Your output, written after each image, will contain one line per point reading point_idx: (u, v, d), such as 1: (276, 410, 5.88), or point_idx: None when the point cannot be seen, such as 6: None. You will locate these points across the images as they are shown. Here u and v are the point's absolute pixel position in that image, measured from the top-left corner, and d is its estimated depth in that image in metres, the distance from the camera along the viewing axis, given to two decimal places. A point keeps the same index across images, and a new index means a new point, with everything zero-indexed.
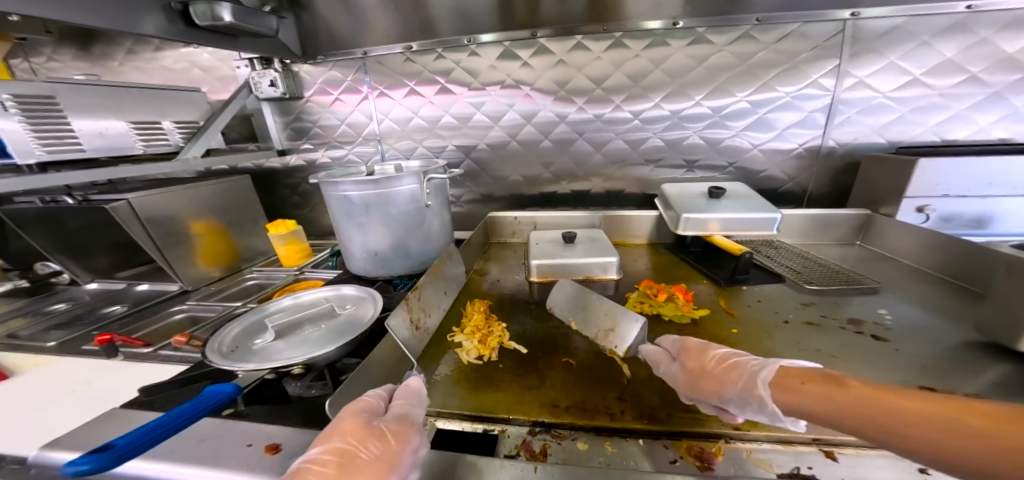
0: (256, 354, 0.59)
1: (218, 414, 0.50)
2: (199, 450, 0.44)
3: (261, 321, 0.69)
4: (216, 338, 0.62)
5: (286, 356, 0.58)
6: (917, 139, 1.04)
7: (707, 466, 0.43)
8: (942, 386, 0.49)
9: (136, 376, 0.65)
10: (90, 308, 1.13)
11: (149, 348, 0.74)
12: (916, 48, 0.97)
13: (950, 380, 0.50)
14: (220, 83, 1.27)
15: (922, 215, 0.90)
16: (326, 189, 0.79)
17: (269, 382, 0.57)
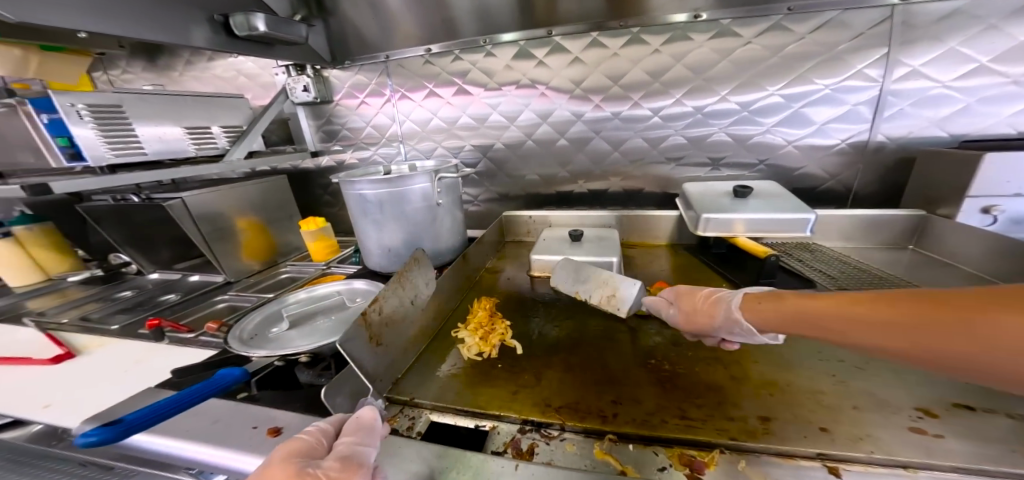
0: (274, 342, 0.65)
1: (233, 397, 0.56)
2: (213, 431, 0.49)
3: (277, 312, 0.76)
4: (237, 327, 0.69)
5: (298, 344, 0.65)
6: (986, 132, 0.92)
7: (696, 477, 0.40)
8: (983, 407, 0.43)
9: (176, 358, 0.73)
10: (150, 296, 1.27)
11: (190, 333, 0.82)
12: (981, 32, 0.86)
13: (997, 403, 0.44)
14: (262, 90, 1.38)
15: (988, 217, 0.79)
16: (345, 188, 0.83)
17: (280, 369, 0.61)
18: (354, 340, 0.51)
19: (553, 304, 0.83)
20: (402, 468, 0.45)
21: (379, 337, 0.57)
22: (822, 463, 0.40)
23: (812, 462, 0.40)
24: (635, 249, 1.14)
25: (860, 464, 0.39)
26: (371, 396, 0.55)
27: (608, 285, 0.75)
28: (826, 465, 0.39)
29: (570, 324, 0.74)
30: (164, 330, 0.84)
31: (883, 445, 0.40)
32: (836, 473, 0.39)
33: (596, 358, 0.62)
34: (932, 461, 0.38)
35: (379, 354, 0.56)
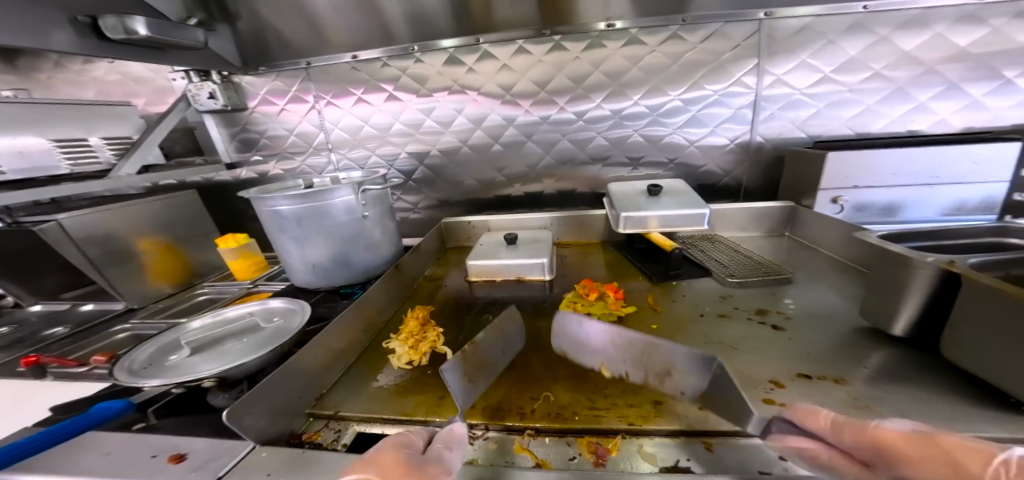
0: (170, 370, 0.58)
1: (127, 428, 0.51)
2: (102, 463, 0.45)
3: (180, 338, 0.67)
4: (126, 357, 0.60)
5: (202, 369, 0.58)
6: (834, 132, 1.11)
7: (600, 462, 0.45)
8: (827, 374, 0.52)
9: (61, 396, 0.64)
10: (31, 331, 1.08)
11: (81, 368, 0.72)
12: (824, 46, 1.04)
13: (836, 368, 0.53)
14: (156, 95, 1.24)
15: (837, 206, 0.96)
16: (258, 204, 0.78)
17: (184, 396, 0.58)
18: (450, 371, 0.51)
19: (488, 308, 0.86)
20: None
21: (470, 373, 0.55)
22: (699, 439, 0.46)
23: (689, 438, 0.46)
24: (570, 248, 1.20)
25: (727, 438, 0.45)
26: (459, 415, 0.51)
27: (658, 359, 0.53)
28: (702, 442, 0.45)
29: None
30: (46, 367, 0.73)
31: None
32: (709, 448, 0.45)
33: (517, 356, 0.67)
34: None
35: (468, 391, 0.54)
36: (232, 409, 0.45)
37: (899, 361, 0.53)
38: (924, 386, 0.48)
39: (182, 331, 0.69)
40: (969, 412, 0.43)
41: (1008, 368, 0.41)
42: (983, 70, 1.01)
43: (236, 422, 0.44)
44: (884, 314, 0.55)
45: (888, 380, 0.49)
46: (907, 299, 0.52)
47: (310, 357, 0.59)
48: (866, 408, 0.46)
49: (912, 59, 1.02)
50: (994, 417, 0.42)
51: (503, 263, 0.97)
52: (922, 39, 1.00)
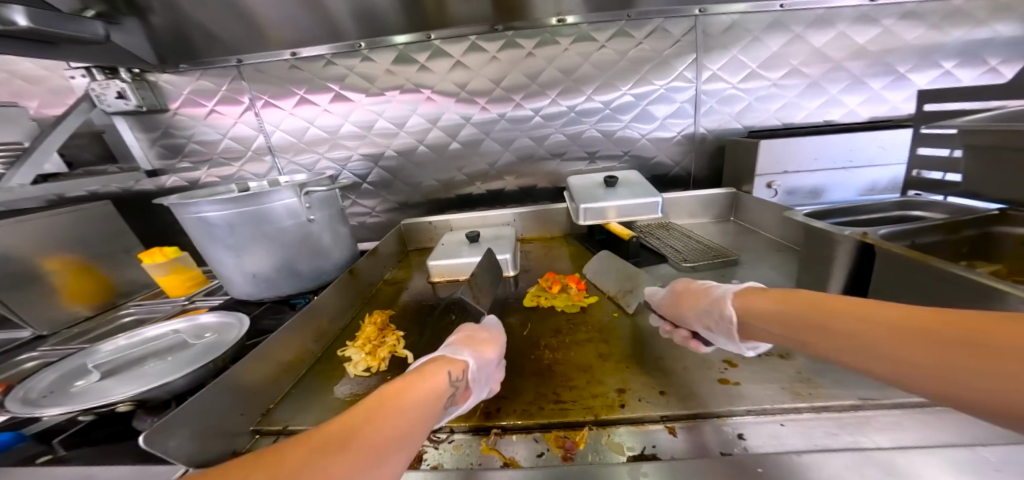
0: (75, 398, 0.50)
1: (30, 462, 0.44)
2: None
3: (93, 362, 0.59)
4: (23, 386, 0.52)
5: (112, 394, 0.50)
6: (766, 124, 1.20)
7: (569, 456, 0.44)
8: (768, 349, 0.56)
9: None
10: None
11: None
12: (751, 43, 1.12)
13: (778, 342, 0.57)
14: (53, 96, 1.08)
15: (772, 190, 1.04)
16: (179, 212, 0.70)
17: (97, 423, 0.50)
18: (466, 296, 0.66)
19: None
20: None
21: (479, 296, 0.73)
22: (663, 424, 0.46)
23: (656, 424, 0.47)
24: (534, 243, 1.20)
25: (689, 419, 0.46)
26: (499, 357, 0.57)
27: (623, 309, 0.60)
28: (666, 426, 0.46)
29: (466, 325, 0.75)
30: None
31: (701, 400, 0.48)
32: (673, 431, 0.45)
33: None
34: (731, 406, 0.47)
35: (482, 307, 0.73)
36: (152, 431, 0.39)
37: None
38: None
39: (97, 354, 0.61)
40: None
41: None
42: (881, 65, 1.13)
43: (154, 449, 0.39)
44: (816, 287, 0.60)
45: None
46: (833, 272, 0.56)
47: (253, 373, 0.54)
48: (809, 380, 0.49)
49: (824, 56, 1.13)
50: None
51: (464, 262, 0.94)
52: (830, 37, 1.11)
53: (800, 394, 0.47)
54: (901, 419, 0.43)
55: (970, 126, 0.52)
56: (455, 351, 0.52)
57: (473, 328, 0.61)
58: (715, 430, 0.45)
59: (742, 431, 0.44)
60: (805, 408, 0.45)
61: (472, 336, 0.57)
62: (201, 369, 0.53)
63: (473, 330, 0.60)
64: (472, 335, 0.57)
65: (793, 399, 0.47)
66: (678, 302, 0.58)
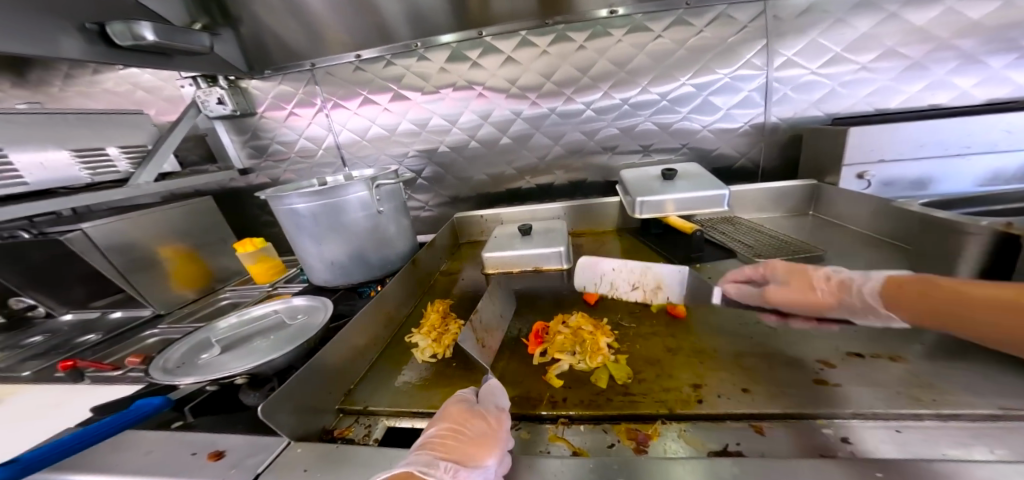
0: (205, 368, 0.56)
1: (165, 427, 0.51)
2: (146, 461, 0.45)
3: (211, 337, 0.66)
4: (161, 356, 0.59)
5: (229, 367, 0.56)
6: (851, 110, 1.07)
7: (642, 449, 0.42)
8: (874, 353, 0.50)
9: (96, 396, 0.63)
10: (66, 338, 1.07)
11: (116, 369, 0.71)
12: (831, 25, 1.01)
13: (886, 347, 0.51)
14: (168, 104, 1.23)
15: (863, 181, 0.93)
16: (274, 203, 0.79)
17: (217, 393, 0.56)
18: (467, 336, 0.55)
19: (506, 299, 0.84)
20: (377, 454, 0.43)
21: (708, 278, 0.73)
22: (748, 423, 0.43)
23: (739, 423, 0.44)
24: (584, 237, 1.18)
25: (779, 419, 0.43)
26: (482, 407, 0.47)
27: (651, 277, 0.72)
28: (751, 425, 0.43)
29: (526, 316, 0.75)
30: (84, 370, 0.73)
31: (795, 400, 0.44)
32: (760, 431, 0.42)
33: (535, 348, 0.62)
34: (833, 410, 0.42)
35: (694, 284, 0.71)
36: (267, 400, 0.44)
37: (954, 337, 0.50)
38: (993, 364, 0.45)
39: (212, 331, 0.68)
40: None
41: None
42: (1004, 40, 0.96)
43: (270, 420, 0.44)
44: None
45: (945, 358, 0.47)
46: (958, 269, 0.49)
47: (335, 352, 0.58)
48: (928, 384, 0.43)
49: (924, 35, 0.98)
50: None
51: (519, 254, 0.95)
52: (935, 12, 0.97)
53: (921, 399, 0.42)
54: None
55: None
56: (429, 468, 0.38)
57: (464, 412, 0.45)
58: (812, 435, 0.40)
59: (846, 435, 0.40)
60: (928, 415, 0.40)
61: (459, 431, 0.43)
62: (299, 347, 0.59)
63: (462, 417, 0.44)
64: (455, 431, 0.43)
65: (910, 403, 0.41)
66: (799, 289, 0.57)
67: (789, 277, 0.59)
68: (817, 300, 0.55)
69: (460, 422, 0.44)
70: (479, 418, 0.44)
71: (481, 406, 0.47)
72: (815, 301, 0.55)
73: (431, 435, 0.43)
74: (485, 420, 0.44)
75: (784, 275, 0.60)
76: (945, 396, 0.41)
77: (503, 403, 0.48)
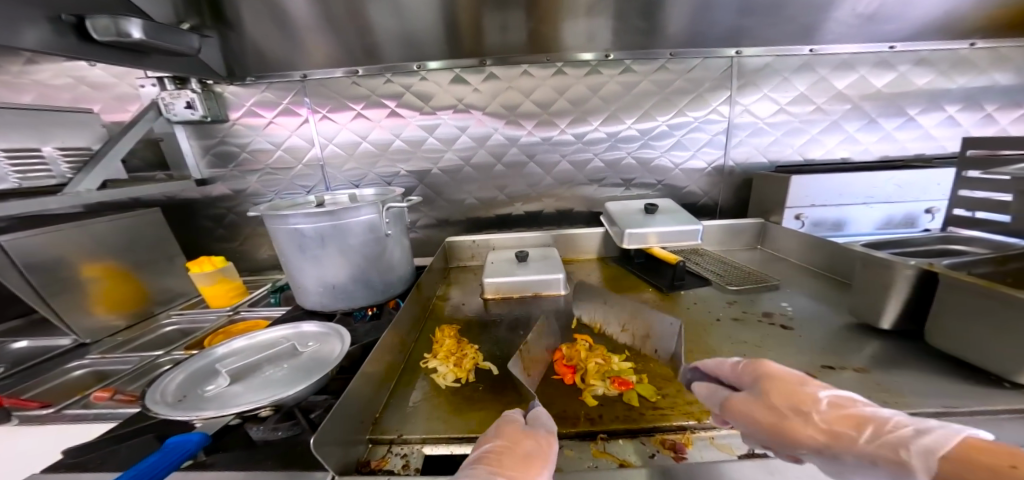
0: (212, 401, 0.51)
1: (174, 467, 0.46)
2: None
3: (210, 364, 0.60)
4: (155, 387, 0.53)
5: (247, 399, 0.51)
6: (788, 158, 1.31)
7: (682, 456, 0.48)
8: (838, 364, 0.61)
9: (43, 442, 0.53)
10: None
11: (52, 408, 0.59)
12: (780, 82, 1.24)
13: (844, 358, 0.63)
14: (116, 102, 1.11)
15: (799, 221, 1.13)
16: (272, 221, 0.74)
17: (229, 428, 0.52)
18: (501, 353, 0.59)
19: (512, 324, 0.85)
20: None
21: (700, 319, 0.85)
22: None
23: None
24: (571, 264, 1.25)
25: None
26: (535, 427, 0.48)
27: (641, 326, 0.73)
28: None
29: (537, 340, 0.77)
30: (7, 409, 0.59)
31: None
32: None
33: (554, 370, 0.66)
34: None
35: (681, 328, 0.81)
36: (317, 431, 0.43)
37: (891, 350, 0.64)
38: (922, 371, 0.58)
39: (211, 357, 0.62)
40: (962, 388, 0.54)
41: (986, 346, 0.52)
42: (893, 108, 1.27)
43: (318, 452, 0.42)
44: (872, 311, 0.66)
45: (887, 367, 0.60)
46: (892, 297, 0.63)
47: (365, 380, 0.56)
48: (890, 391, 0.55)
49: (842, 97, 1.26)
50: (988, 392, 0.53)
51: (520, 279, 0.98)
52: (851, 79, 1.24)
53: (889, 402, 0.53)
54: (980, 425, 0.49)
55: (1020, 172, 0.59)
56: None
57: (519, 432, 0.47)
58: None
59: None
60: None
61: (511, 448, 0.44)
62: (323, 377, 0.55)
63: (516, 436, 0.46)
64: (507, 448, 0.44)
65: (883, 406, 0.52)
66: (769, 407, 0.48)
67: (771, 382, 0.50)
68: (801, 434, 0.45)
69: (512, 441, 0.45)
70: (532, 440, 0.45)
71: (532, 428, 0.48)
72: (796, 435, 0.45)
73: (486, 449, 0.46)
74: (536, 442, 0.45)
75: (760, 382, 0.51)
76: (901, 399, 0.53)
77: (552, 426, 0.50)
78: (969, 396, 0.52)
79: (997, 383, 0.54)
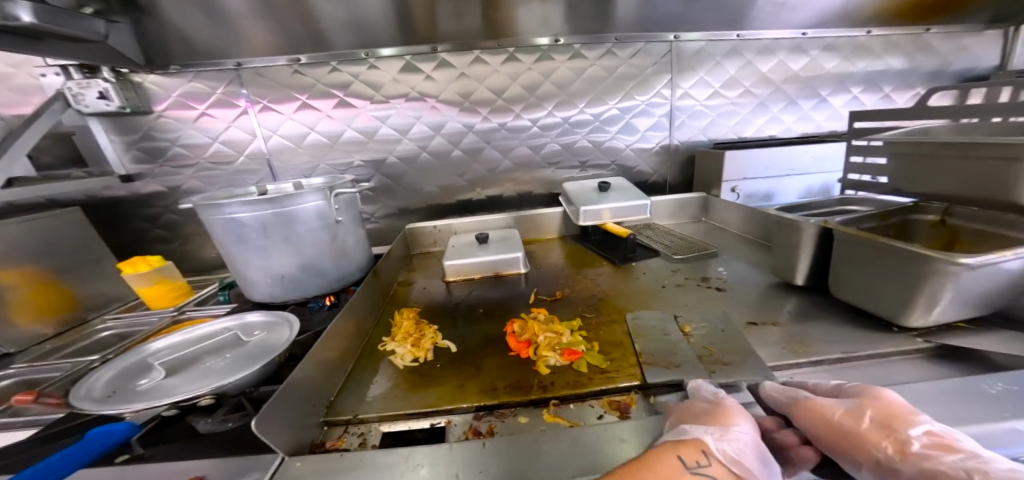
0: (146, 394, 0.49)
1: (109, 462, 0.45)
2: None
3: (146, 359, 0.57)
4: (82, 385, 0.50)
5: (184, 390, 0.50)
6: (726, 137, 1.41)
7: (625, 415, 0.50)
8: (762, 318, 0.69)
9: None
10: None
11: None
12: (715, 67, 1.33)
13: (768, 314, 0.70)
14: (15, 94, 0.99)
15: (735, 194, 1.23)
16: (206, 213, 0.71)
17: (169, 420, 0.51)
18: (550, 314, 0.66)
19: (474, 305, 0.87)
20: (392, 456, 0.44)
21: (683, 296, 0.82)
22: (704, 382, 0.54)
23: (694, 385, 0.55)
24: (532, 245, 1.29)
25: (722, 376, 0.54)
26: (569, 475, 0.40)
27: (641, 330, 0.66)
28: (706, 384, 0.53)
29: (493, 318, 0.80)
30: None
31: (727, 355, 0.59)
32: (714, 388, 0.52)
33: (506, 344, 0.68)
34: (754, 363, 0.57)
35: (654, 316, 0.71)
36: (260, 413, 0.43)
37: (805, 303, 0.72)
38: (830, 318, 0.66)
39: (144, 354, 0.59)
40: (863, 335, 0.61)
41: (869, 294, 0.61)
42: (812, 90, 1.40)
43: (263, 436, 0.42)
44: (788, 271, 0.75)
45: (801, 317, 0.68)
46: (802, 255, 0.71)
47: (314, 366, 0.55)
48: (799, 342, 0.61)
49: (768, 80, 1.37)
50: (882, 338, 0.59)
51: (479, 261, 1.01)
52: (773, 63, 1.35)
53: (797, 352, 0.58)
54: (873, 366, 0.55)
55: (890, 138, 0.68)
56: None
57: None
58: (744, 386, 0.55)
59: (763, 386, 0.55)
60: (803, 362, 0.56)
61: None
62: (267, 364, 0.54)
63: None
64: None
65: (793, 356, 0.58)
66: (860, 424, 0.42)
67: (868, 400, 0.44)
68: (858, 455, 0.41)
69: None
70: None
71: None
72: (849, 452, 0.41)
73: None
74: None
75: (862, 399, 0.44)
76: (809, 348, 0.59)
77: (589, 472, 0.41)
78: (866, 339, 0.59)
79: (886, 329, 0.61)
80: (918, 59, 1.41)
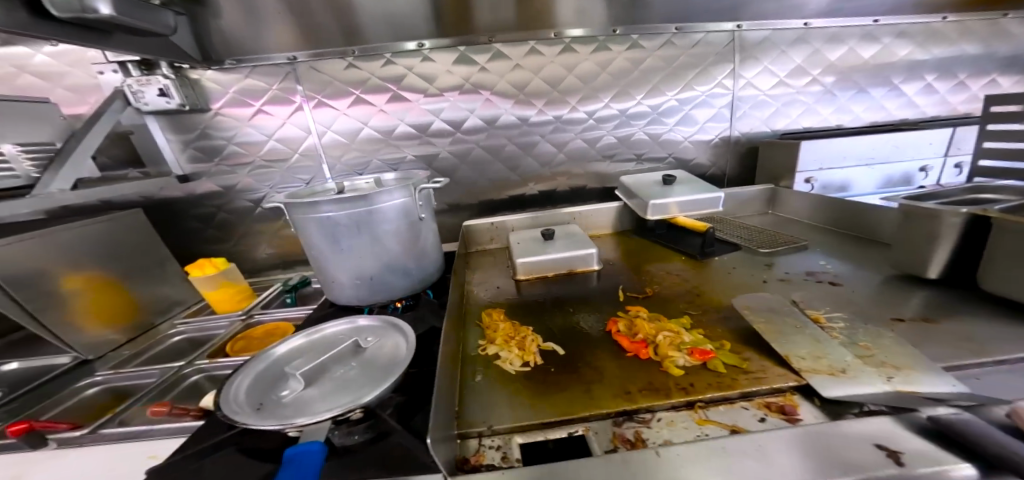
0: (292, 404, 0.46)
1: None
2: None
3: (274, 365, 0.55)
4: (226, 392, 0.48)
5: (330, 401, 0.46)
6: (789, 127, 1.35)
7: (794, 418, 0.45)
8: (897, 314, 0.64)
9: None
10: None
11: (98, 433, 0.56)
12: (780, 55, 1.27)
13: (897, 309, 0.65)
14: (72, 94, 0.97)
15: (809, 185, 1.17)
16: (296, 213, 0.68)
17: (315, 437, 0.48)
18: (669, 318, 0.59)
19: (558, 302, 0.83)
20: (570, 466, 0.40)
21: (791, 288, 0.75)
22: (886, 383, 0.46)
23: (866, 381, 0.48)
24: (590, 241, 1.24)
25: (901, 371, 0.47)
26: None
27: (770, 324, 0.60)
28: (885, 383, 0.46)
29: (587, 317, 0.75)
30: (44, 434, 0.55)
31: (888, 353, 0.51)
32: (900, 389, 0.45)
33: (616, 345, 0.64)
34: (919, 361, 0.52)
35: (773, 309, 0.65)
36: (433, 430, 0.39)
37: (938, 298, 0.67)
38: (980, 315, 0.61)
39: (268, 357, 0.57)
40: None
41: None
42: (880, 77, 1.32)
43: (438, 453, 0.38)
44: (917, 264, 0.70)
45: (939, 313, 0.63)
46: (939, 246, 0.66)
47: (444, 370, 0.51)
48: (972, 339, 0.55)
49: (835, 67, 1.30)
50: None
51: (553, 257, 0.96)
52: (841, 51, 1.28)
53: (976, 350, 0.53)
54: None
55: None
56: None
57: None
58: None
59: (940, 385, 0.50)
60: (985, 361, 0.51)
61: None
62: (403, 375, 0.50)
63: None
64: None
65: (972, 355, 0.52)
66: None
67: None
68: None
69: None
70: None
71: None
72: None
73: None
74: None
75: None
76: (984, 346, 0.53)
77: None
78: None
79: None
80: (994, 43, 1.33)
